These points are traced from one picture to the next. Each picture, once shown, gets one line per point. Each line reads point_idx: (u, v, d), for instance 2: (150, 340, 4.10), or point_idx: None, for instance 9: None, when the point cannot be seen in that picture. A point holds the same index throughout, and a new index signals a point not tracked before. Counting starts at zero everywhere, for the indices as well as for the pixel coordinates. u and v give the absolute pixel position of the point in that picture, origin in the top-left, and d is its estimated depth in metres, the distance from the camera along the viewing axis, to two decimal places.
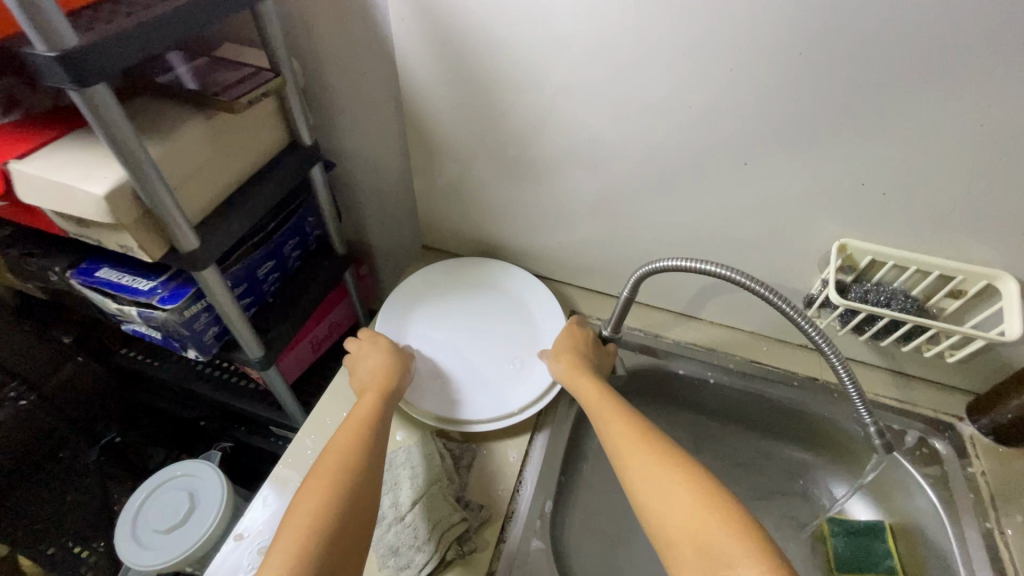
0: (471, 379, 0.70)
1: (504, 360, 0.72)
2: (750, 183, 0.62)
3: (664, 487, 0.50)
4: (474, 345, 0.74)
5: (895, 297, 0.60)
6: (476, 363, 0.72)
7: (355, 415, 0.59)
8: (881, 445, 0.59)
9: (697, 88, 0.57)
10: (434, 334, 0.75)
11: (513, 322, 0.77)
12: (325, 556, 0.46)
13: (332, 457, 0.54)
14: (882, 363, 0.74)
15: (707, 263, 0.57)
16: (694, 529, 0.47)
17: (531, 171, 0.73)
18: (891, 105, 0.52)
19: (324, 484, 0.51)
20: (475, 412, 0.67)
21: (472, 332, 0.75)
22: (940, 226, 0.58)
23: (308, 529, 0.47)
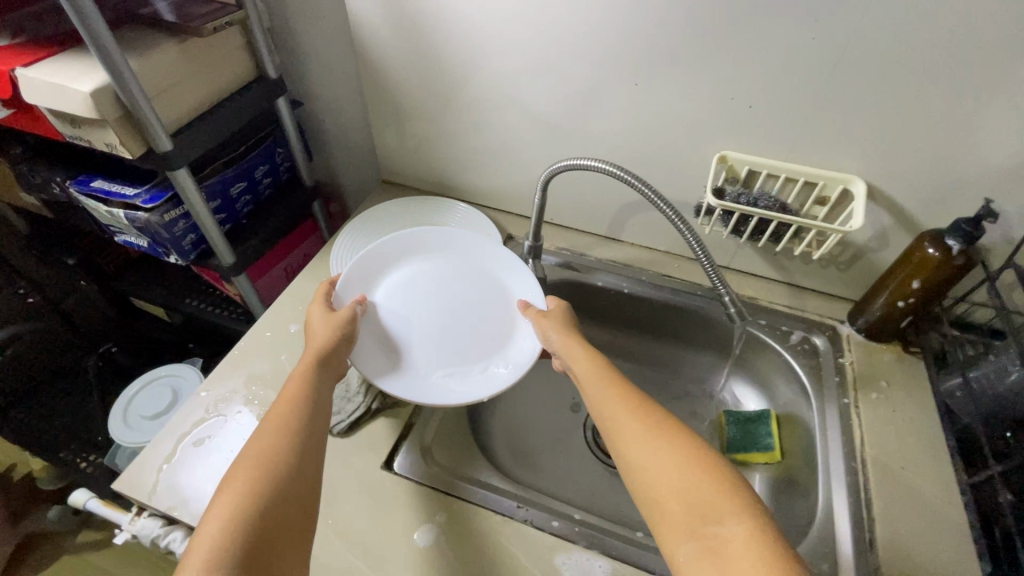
0: (436, 356, 0.68)
1: (471, 333, 0.70)
2: (645, 105, 0.72)
3: (654, 449, 0.50)
4: (437, 318, 0.71)
5: (764, 198, 0.70)
6: (445, 333, 0.70)
7: (281, 398, 0.55)
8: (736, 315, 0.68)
9: (591, 17, 0.66)
10: (396, 300, 0.72)
11: (474, 278, 0.75)
12: (268, 510, 0.45)
13: (257, 445, 0.50)
14: (777, 276, 0.83)
15: (597, 164, 0.67)
16: (683, 487, 0.46)
17: (468, 103, 0.83)
18: (746, 25, 0.61)
19: (269, 442, 0.50)
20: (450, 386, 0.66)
21: (433, 304, 0.72)
22: (802, 136, 0.67)
23: (249, 484, 0.46)
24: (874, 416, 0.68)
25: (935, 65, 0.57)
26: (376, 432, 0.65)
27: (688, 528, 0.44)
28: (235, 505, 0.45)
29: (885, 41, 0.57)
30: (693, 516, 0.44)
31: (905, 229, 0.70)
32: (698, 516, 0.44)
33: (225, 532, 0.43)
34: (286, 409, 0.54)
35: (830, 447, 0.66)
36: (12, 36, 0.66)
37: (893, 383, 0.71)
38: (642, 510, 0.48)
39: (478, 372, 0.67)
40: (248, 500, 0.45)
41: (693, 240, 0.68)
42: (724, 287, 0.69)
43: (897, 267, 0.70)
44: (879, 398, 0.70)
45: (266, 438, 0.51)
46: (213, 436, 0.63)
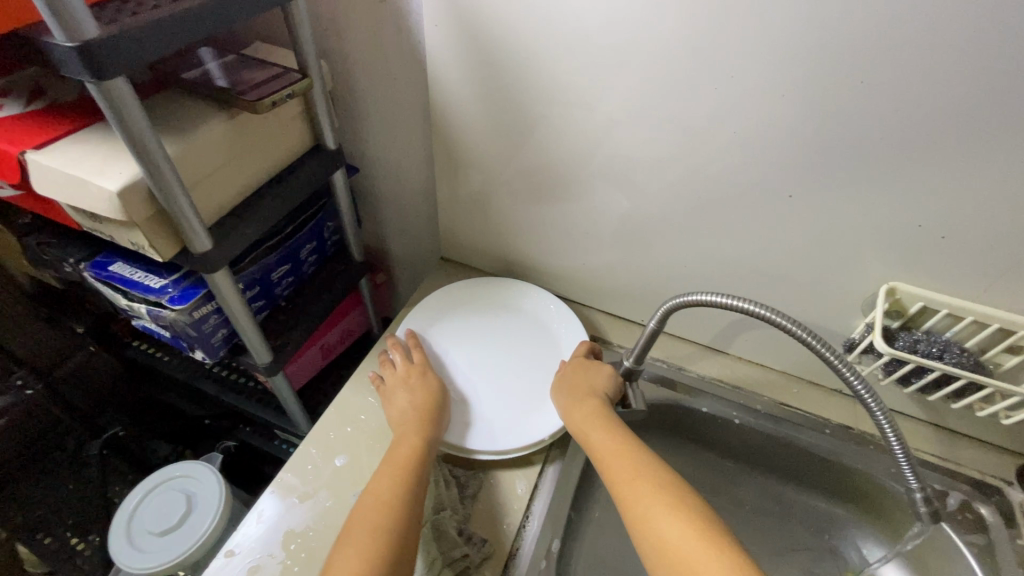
0: (491, 408, 0.67)
1: (527, 388, 0.69)
2: (794, 217, 0.58)
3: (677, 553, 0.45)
4: (491, 376, 0.70)
5: (950, 350, 0.56)
6: (498, 389, 0.69)
7: (396, 447, 0.57)
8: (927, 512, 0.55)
9: (743, 114, 0.53)
10: (449, 361, 0.72)
11: (522, 333, 0.75)
12: (401, 541, 0.48)
13: (377, 496, 0.52)
14: (924, 416, 0.68)
15: (744, 302, 0.53)
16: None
17: (560, 189, 0.69)
18: (958, 141, 0.47)
19: (385, 496, 0.51)
20: (507, 438, 0.63)
21: (486, 361, 0.72)
22: (1006, 274, 0.53)
23: (368, 540, 0.47)
24: None
25: None
26: None
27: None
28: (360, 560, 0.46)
29: None
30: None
31: None
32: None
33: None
34: (399, 463, 0.55)
35: None
36: (28, 99, 0.54)
37: None
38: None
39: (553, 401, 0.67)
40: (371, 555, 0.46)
41: (863, 399, 0.53)
42: (895, 457, 0.55)
43: None
44: None
45: (382, 492, 0.52)
46: None
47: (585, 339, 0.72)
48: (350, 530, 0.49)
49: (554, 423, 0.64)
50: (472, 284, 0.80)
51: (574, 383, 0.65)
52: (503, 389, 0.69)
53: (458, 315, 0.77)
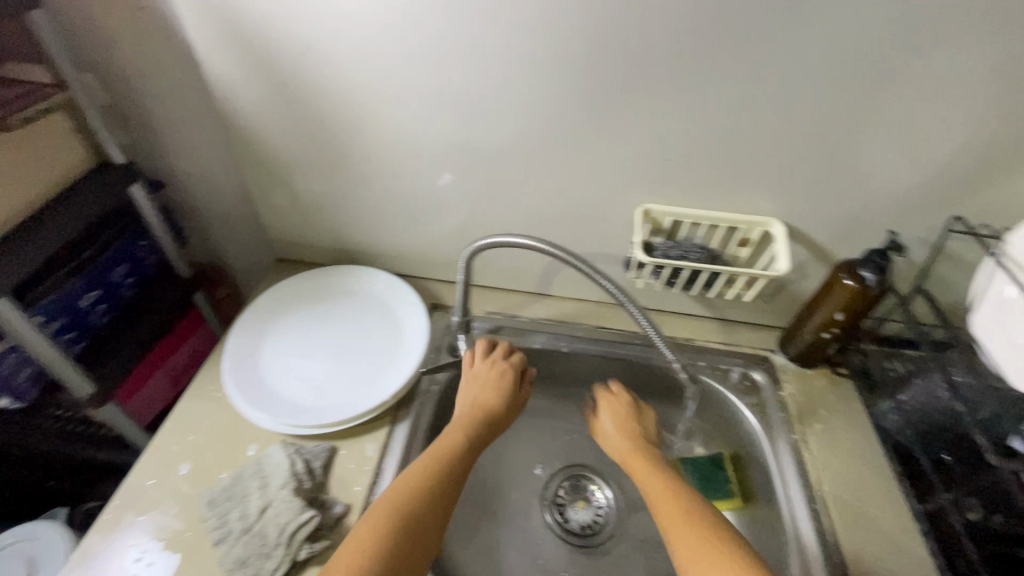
0: (338, 386, 0.69)
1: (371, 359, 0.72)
2: (559, 162, 0.68)
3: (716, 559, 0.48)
4: (335, 357, 0.72)
5: (691, 250, 0.68)
6: (343, 368, 0.71)
7: (442, 444, 0.60)
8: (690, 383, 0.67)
9: (494, 78, 0.61)
10: (290, 352, 0.72)
11: (362, 312, 0.78)
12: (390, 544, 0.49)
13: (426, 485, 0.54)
14: (709, 313, 0.83)
15: (523, 239, 0.61)
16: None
17: (367, 170, 0.74)
18: (652, 81, 0.59)
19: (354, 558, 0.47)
20: (354, 408, 0.66)
21: (329, 345, 0.74)
22: (721, 183, 0.66)
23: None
24: (822, 450, 0.69)
25: (840, 112, 0.58)
26: None
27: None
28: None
29: (792, 91, 0.57)
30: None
31: (820, 262, 0.72)
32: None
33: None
34: (433, 460, 0.57)
35: (791, 492, 0.66)
36: None
37: (831, 411, 0.73)
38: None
39: (397, 364, 0.72)
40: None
41: (620, 299, 0.63)
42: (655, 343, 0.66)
43: (831, 291, 0.69)
44: (822, 428, 0.71)
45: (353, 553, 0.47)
46: None
47: (420, 304, 0.77)
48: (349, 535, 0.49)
49: (396, 385, 0.69)
50: (309, 274, 0.81)
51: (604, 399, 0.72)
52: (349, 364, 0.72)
53: (295, 308, 0.78)
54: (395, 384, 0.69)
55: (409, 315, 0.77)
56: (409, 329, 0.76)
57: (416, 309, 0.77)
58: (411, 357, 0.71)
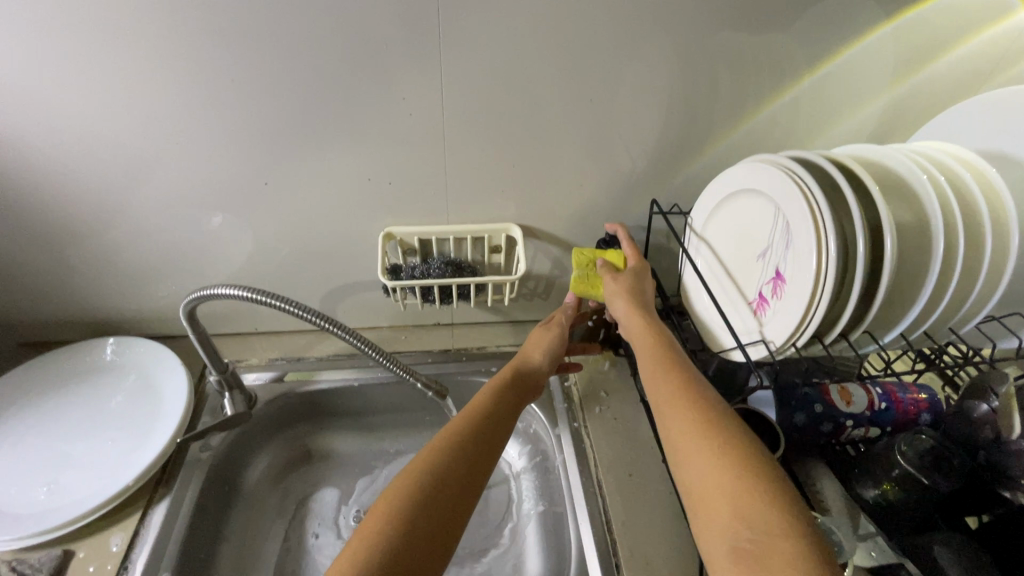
0: (79, 477, 0.62)
1: (123, 437, 0.66)
2: (287, 196, 0.67)
3: (688, 440, 0.45)
4: (80, 447, 0.65)
5: (438, 266, 0.70)
6: (88, 455, 0.64)
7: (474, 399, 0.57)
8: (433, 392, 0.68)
9: (182, 122, 0.59)
10: (21, 455, 0.64)
11: (118, 388, 0.72)
12: (420, 500, 0.44)
13: (450, 439, 0.50)
14: (498, 318, 0.85)
15: (221, 289, 0.56)
16: (727, 485, 0.40)
17: (84, 233, 0.68)
18: (342, 109, 0.60)
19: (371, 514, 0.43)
20: (97, 495, 0.60)
21: (73, 436, 0.66)
22: (453, 196, 0.68)
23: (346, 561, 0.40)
24: (600, 430, 0.73)
25: (526, 116, 0.63)
26: None
27: (718, 524, 0.39)
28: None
29: (476, 104, 0.61)
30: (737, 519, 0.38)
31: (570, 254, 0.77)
32: (743, 503, 0.39)
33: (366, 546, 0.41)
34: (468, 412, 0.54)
35: (571, 476, 0.69)
36: None
37: (610, 390, 0.78)
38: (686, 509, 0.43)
39: (156, 431, 0.67)
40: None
41: (332, 333, 0.59)
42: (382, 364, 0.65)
43: None
44: (601, 410, 0.75)
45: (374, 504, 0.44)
46: None
47: (181, 364, 0.73)
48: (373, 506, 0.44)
49: (148, 458, 0.63)
50: (53, 359, 0.73)
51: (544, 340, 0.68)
52: (98, 447, 0.65)
53: (33, 403, 0.69)
54: (151, 452, 0.64)
55: (171, 376, 0.72)
56: (171, 390, 0.71)
57: (177, 372, 0.72)
58: (170, 422, 0.67)
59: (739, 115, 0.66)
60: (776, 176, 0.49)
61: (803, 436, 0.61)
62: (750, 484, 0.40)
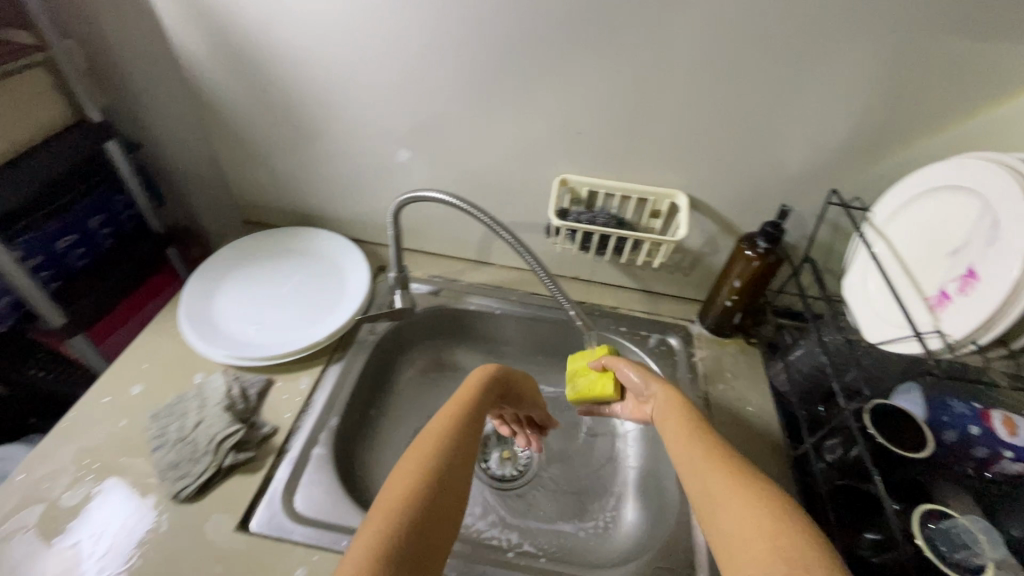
0: (281, 327, 0.77)
1: (314, 307, 0.80)
2: (487, 133, 0.76)
3: (730, 516, 0.45)
4: (283, 305, 0.80)
5: (603, 216, 0.76)
6: (289, 313, 0.79)
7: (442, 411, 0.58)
8: (582, 325, 0.72)
9: (423, 55, 0.69)
10: (243, 299, 0.80)
11: (312, 266, 0.86)
12: (431, 509, 0.46)
13: (419, 454, 0.51)
14: (635, 285, 0.89)
15: (433, 193, 0.68)
16: (783, 548, 0.41)
17: (320, 138, 0.82)
18: (560, 59, 0.67)
19: (385, 512, 0.45)
20: (295, 344, 0.74)
21: (277, 295, 0.81)
22: (632, 156, 0.73)
23: (374, 554, 0.41)
24: (720, 406, 0.75)
25: (726, 88, 0.65)
26: (230, 490, 0.61)
27: None
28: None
29: (681, 69, 0.64)
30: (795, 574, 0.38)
31: (727, 235, 0.78)
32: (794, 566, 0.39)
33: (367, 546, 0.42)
34: (447, 420, 0.56)
35: None
36: None
37: (735, 373, 0.79)
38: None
39: (338, 312, 0.79)
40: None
41: (518, 252, 0.67)
42: (548, 289, 0.70)
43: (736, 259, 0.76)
44: (724, 389, 0.77)
45: (397, 496, 0.46)
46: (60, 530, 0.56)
47: (363, 260, 0.85)
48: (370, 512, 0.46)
49: (334, 328, 0.76)
50: (267, 233, 0.88)
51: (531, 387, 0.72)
52: (295, 309, 0.80)
53: (252, 263, 0.85)
54: (336, 323, 0.77)
55: (353, 271, 0.84)
56: (351, 282, 0.83)
57: (359, 265, 0.85)
58: (351, 305, 0.80)
59: (955, 120, 0.63)
60: (995, 173, 0.48)
61: (952, 458, 0.56)
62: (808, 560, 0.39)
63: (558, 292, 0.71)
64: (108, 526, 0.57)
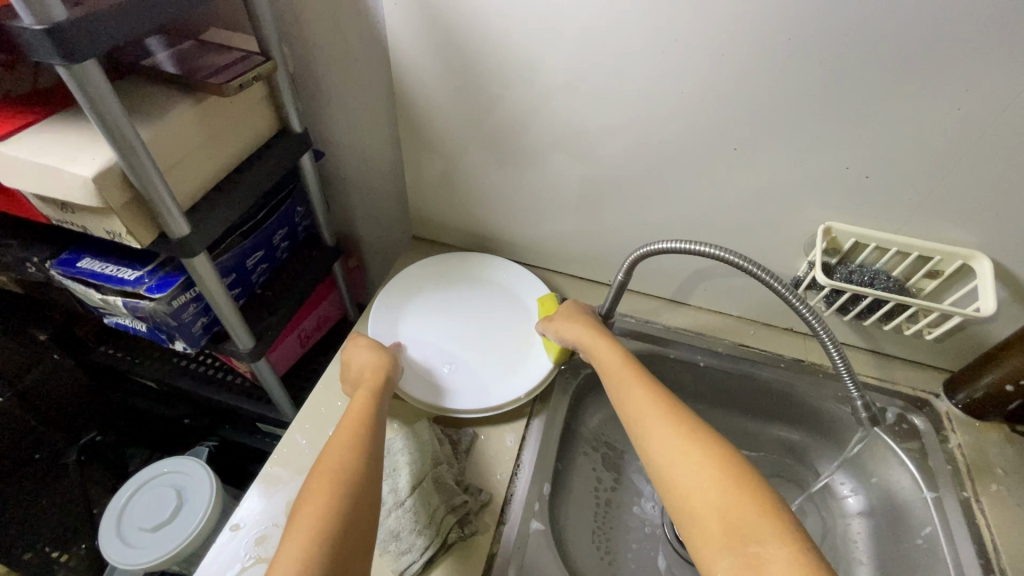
0: (471, 370, 0.70)
1: (501, 349, 0.73)
2: (737, 168, 0.64)
3: (671, 460, 0.50)
4: (469, 343, 0.73)
5: (880, 277, 0.63)
6: (475, 354, 0.72)
7: (346, 415, 0.56)
8: (868, 419, 0.62)
9: (687, 77, 0.58)
10: (426, 330, 0.74)
11: (493, 298, 0.79)
12: (349, 512, 0.46)
13: (333, 454, 0.51)
14: (863, 344, 0.77)
15: (704, 248, 0.57)
16: (719, 501, 0.46)
17: (524, 157, 0.73)
18: (873, 90, 0.54)
19: (351, 435, 0.53)
20: (491, 396, 0.67)
21: (461, 329, 0.75)
22: (924, 206, 0.60)
23: (337, 469, 0.49)
24: (997, 513, 0.62)
25: None
26: (451, 570, 0.54)
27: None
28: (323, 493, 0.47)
29: None
30: (729, 531, 0.44)
31: (1021, 306, 0.64)
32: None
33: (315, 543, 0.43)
34: (352, 424, 0.54)
35: (959, 549, 0.60)
36: None
37: (1009, 471, 0.65)
38: (675, 519, 0.48)
39: (528, 368, 0.71)
40: (331, 507, 0.46)
41: (814, 329, 0.60)
42: (839, 372, 0.61)
43: None
44: (998, 490, 0.64)
45: (348, 430, 0.53)
46: None
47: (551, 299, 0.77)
48: (293, 513, 0.46)
49: (532, 380, 0.68)
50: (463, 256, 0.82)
51: (346, 366, 0.65)
52: (481, 349, 0.73)
53: (431, 285, 0.79)
54: (535, 375, 0.69)
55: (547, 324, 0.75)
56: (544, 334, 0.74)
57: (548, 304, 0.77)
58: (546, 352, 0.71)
59: None
60: None
61: None
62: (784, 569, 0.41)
63: (854, 383, 0.62)
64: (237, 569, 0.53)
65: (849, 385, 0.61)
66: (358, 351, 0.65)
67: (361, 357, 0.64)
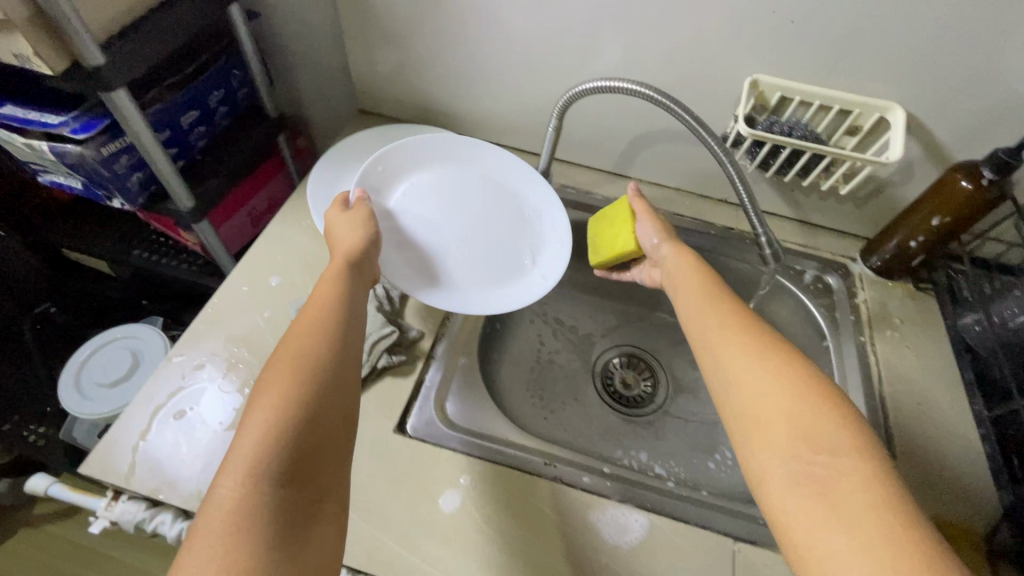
0: (465, 265, 0.67)
1: (500, 248, 0.69)
2: (670, 19, 0.63)
3: (739, 370, 0.45)
4: (465, 232, 0.68)
5: (798, 128, 0.65)
6: (470, 247, 0.68)
7: (318, 297, 0.50)
8: (770, 255, 0.63)
9: None
10: (418, 208, 0.68)
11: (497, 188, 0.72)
12: (321, 398, 0.42)
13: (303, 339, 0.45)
14: (791, 213, 0.80)
15: (624, 84, 0.57)
16: (787, 408, 0.42)
17: (461, 13, 0.71)
18: None
19: (322, 318, 0.47)
20: (482, 303, 0.65)
21: (459, 216, 0.69)
22: (846, 56, 0.61)
23: (308, 354, 0.44)
24: (889, 353, 0.68)
25: None
26: (381, 391, 0.59)
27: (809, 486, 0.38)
28: (279, 401, 0.40)
29: None
30: (797, 437, 0.40)
31: (933, 162, 0.67)
32: (848, 488, 0.37)
33: (281, 427, 0.39)
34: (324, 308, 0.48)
35: (849, 382, 0.66)
36: None
37: (906, 320, 0.71)
38: (733, 430, 0.44)
39: (516, 289, 0.67)
40: (302, 391, 0.41)
41: (721, 162, 0.59)
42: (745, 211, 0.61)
43: (943, 185, 0.64)
44: (893, 335, 0.70)
45: (311, 325, 0.46)
46: (194, 409, 0.56)
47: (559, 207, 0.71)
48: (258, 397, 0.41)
49: (526, 296, 0.66)
50: (494, 151, 0.72)
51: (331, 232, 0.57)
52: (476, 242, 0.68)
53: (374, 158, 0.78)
54: (532, 292, 0.66)
55: (556, 264, 0.69)
56: (547, 276, 0.68)
57: (554, 211, 0.72)
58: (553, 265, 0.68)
59: None
60: None
61: None
62: (864, 480, 0.37)
63: (760, 223, 0.62)
64: (178, 391, 0.57)
65: (754, 222, 0.62)
66: (331, 234, 0.56)
67: (346, 233, 0.56)
